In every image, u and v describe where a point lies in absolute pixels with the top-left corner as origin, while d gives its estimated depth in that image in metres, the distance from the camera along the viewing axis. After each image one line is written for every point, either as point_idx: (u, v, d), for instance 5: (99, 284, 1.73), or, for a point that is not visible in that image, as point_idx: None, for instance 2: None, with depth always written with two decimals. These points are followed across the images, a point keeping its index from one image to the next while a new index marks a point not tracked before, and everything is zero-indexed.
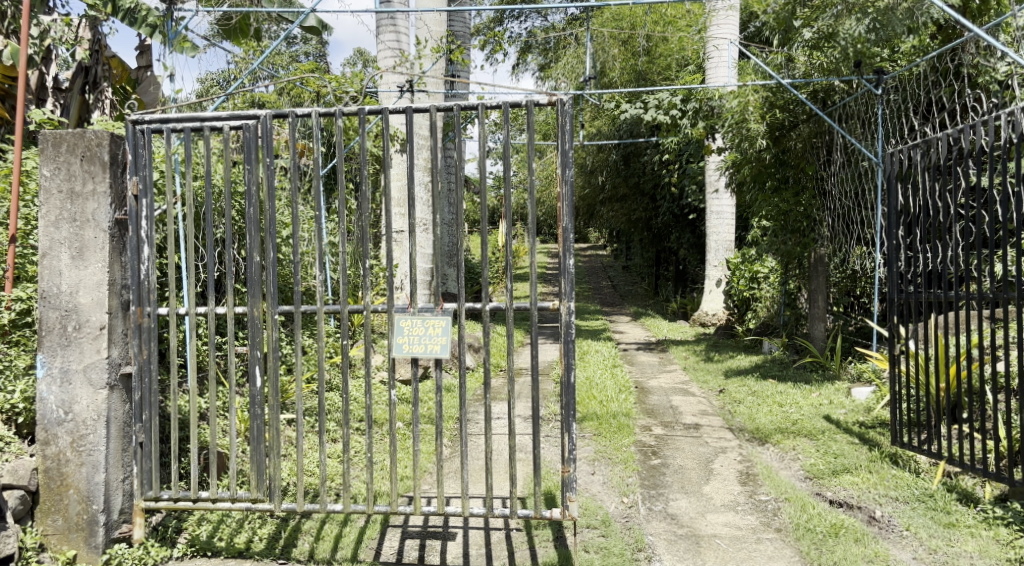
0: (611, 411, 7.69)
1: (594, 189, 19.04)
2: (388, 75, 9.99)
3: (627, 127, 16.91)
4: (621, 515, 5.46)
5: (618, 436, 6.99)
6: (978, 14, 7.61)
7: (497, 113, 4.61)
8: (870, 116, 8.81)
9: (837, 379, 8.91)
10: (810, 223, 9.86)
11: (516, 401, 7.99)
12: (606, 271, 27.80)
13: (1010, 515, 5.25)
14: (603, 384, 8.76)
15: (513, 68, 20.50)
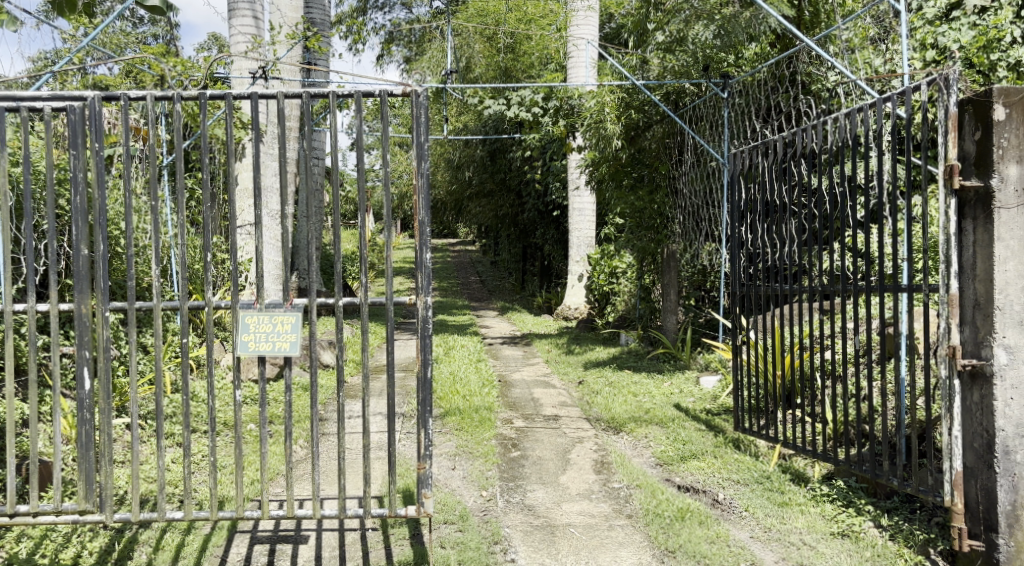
0: (473, 405, 7.80)
1: (461, 184, 19.14)
2: (240, 60, 9.84)
3: (493, 123, 17.06)
4: (478, 509, 5.57)
5: (479, 430, 7.09)
6: (810, 27, 8.15)
7: (353, 102, 4.26)
8: (717, 118, 9.14)
9: (687, 369, 9.30)
10: (663, 220, 10.32)
11: (370, 398, 8.02)
12: (474, 266, 28.00)
13: (834, 492, 5.67)
14: (467, 379, 8.85)
15: (378, 59, 20.40)
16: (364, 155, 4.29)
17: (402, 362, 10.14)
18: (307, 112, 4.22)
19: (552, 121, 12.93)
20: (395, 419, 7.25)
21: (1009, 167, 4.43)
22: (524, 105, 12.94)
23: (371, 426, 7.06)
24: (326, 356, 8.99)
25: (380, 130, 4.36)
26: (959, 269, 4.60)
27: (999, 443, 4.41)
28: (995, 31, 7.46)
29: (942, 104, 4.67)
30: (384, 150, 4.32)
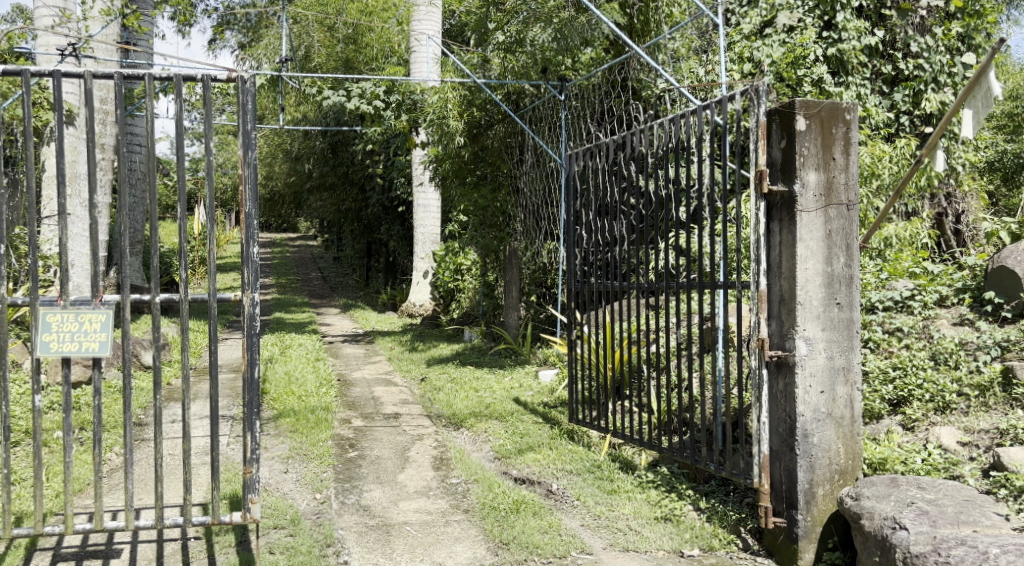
0: (309, 406, 7.67)
1: (301, 176, 18.73)
2: (47, 35, 9.30)
3: (334, 114, 16.75)
4: (311, 512, 5.51)
5: (314, 431, 6.98)
6: (643, 34, 8.44)
7: (172, 86, 4.06)
8: (555, 120, 9.29)
9: (527, 363, 9.45)
10: (505, 218, 10.50)
11: (195, 401, 7.74)
12: (317, 262, 27.47)
13: (659, 479, 5.92)
14: (303, 379, 8.69)
15: (210, 44, 19.62)
16: (184, 143, 4.10)
17: (235, 362, 9.84)
18: (118, 92, 4.00)
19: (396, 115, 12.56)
20: (222, 423, 7.04)
21: (809, 173, 4.77)
22: (364, 97, 12.73)
23: (195, 430, 6.83)
24: (148, 357, 8.61)
25: (202, 117, 4.15)
26: (767, 267, 4.93)
27: (800, 428, 4.74)
28: (802, 48, 8.18)
29: (752, 113, 5.00)
30: (207, 139, 4.13)
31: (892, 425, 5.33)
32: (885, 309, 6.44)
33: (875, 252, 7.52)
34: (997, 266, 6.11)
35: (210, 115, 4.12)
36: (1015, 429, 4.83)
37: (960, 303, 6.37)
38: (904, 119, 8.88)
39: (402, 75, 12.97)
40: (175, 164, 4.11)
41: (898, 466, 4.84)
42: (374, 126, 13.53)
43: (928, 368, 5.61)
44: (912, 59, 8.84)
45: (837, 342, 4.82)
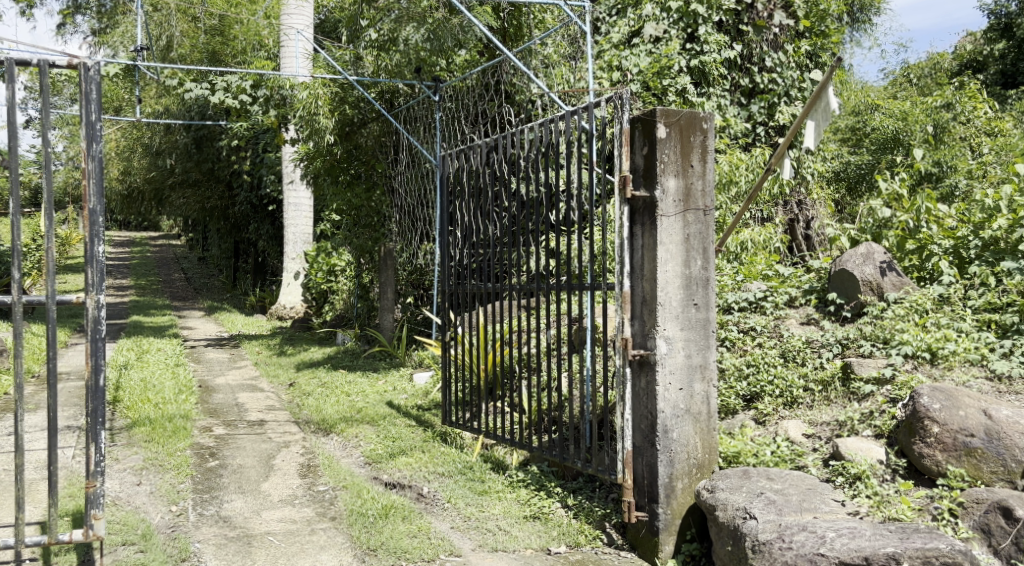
0: (166, 414, 7.39)
1: (162, 172, 17.98)
2: None
3: (198, 107, 16.18)
4: (165, 525, 5.34)
5: (171, 440, 6.75)
6: (517, 39, 8.47)
7: (4, 72, 3.87)
8: (430, 120, 9.21)
9: (402, 366, 9.31)
10: (380, 218, 10.28)
11: (37, 412, 7.33)
12: (179, 262, 26.50)
13: (528, 477, 5.97)
14: (160, 385, 8.37)
15: (60, 28, 18.58)
16: (19, 135, 3.92)
17: (84, 369, 9.37)
18: None
19: (265, 110, 12.31)
20: (67, 434, 6.71)
21: (669, 180, 4.96)
22: (230, 92, 12.27)
23: (36, 443, 6.47)
24: None
25: (40, 105, 3.97)
26: (630, 269, 5.11)
27: (660, 423, 4.92)
28: (667, 59, 8.53)
29: (616, 121, 5.15)
30: (45, 129, 3.96)
31: (745, 420, 5.59)
32: (740, 309, 6.76)
33: (731, 256, 7.87)
34: (839, 269, 6.48)
35: (48, 103, 3.95)
36: (851, 421, 5.16)
37: (807, 304, 6.75)
38: (761, 129, 9.34)
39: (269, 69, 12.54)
40: (9, 156, 3.93)
41: (750, 459, 5.08)
42: (239, 120, 13.01)
43: (778, 365, 5.92)
44: (766, 74, 9.33)
45: (694, 341, 5.02)
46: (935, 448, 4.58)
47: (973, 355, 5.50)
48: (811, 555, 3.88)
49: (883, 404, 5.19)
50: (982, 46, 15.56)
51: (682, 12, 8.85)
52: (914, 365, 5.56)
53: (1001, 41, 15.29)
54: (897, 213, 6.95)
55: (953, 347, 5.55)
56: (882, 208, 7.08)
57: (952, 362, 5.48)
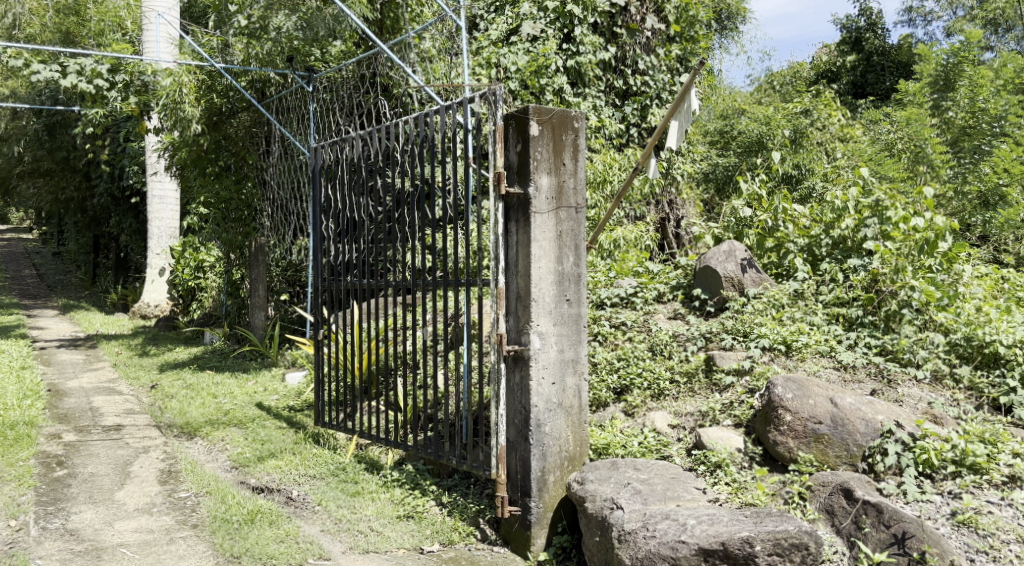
0: (9, 421, 6.96)
1: (11, 160, 16.94)
2: None
3: (51, 92, 15.30)
4: (3, 542, 5.04)
5: (13, 449, 6.36)
6: (395, 31, 8.36)
7: None
8: (303, 111, 8.82)
9: (274, 366, 9.08)
10: (251, 212, 9.93)
11: None
12: (31, 257, 25.04)
13: (403, 477, 5.81)
14: (3, 391, 7.87)
15: None
16: None
17: None
18: None
19: (123, 96, 11.70)
20: None
21: (542, 177, 5.02)
22: (83, 75, 11.43)
23: None
24: None
25: None
26: (506, 266, 5.12)
27: (533, 418, 4.97)
28: (543, 59, 8.61)
29: (490, 117, 5.17)
30: None
31: (615, 413, 5.73)
32: (613, 305, 6.90)
33: (605, 252, 8.04)
34: (704, 266, 6.74)
35: None
36: (714, 410, 5.35)
37: (674, 300, 6.97)
38: (633, 131, 9.60)
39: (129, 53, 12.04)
40: None
41: (619, 450, 5.22)
42: (96, 105, 12.45)
43: (647, 358, 6.08)
44: (639, 76, 9.60)
45: (566, 336, 5.10)
46: (787, 435, 4.81)
47: (823, 346, 5.82)
48: (673, 543, 4.01)
49: (742, 394, 5.43)
50: (836, 58, 16.40)
51: (559, 12, 8.96)
52: (770, 357, 5.83)
53: (851, 53, 16.14)
54: (756, 213, 7.19)
55: (806, 340, 5.85)
56: (744, 208, 7.27)
57: (804, 353, 5.78)
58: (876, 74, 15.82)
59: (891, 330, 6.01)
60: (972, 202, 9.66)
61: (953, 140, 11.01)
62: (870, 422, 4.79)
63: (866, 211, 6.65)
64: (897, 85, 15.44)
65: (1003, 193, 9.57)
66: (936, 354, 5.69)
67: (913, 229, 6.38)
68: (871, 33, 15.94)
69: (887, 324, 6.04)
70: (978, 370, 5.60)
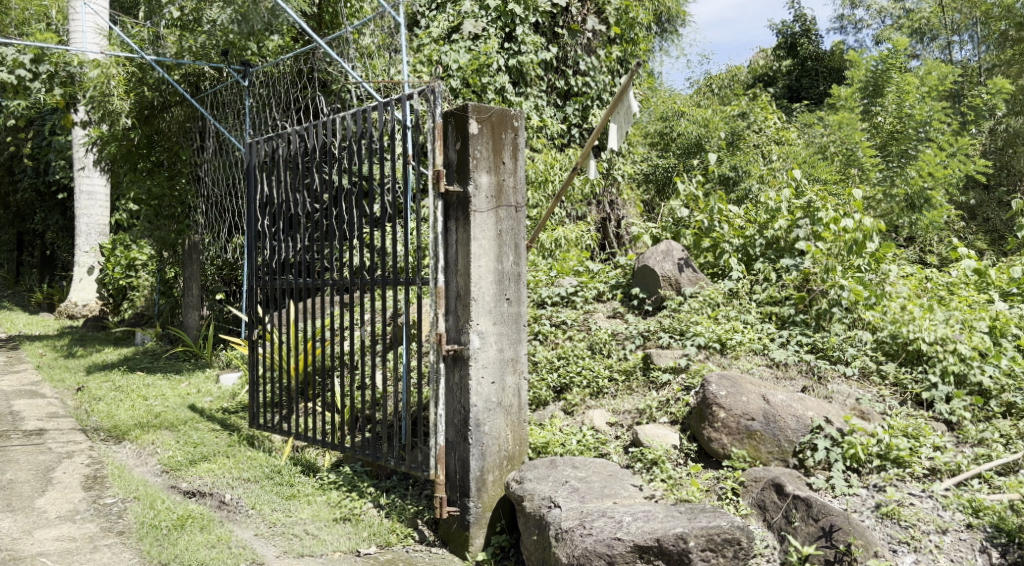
0: None
1: None
2: None
3: None
4: None
5: None
6: (334, 27, 8.27)
7: None
8: (239, 107, 8.66)
9: (209, 367, 8.90)
10: (184, 209, 9.49)
11: None
12: None
13: (340, 479, 5.72)
14: None
15: None
16: None
17: None
18: None
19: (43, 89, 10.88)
20: None
21: (481, 176, 4.99)
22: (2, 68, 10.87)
23: None
24: None
25: None
26: (445, 265, 5.08)
27: (472, 418, 4.94)
28: (485, 57, 8.58)
29: (428, 114, 5.11)
30: None
31: (555, 411, 5.73)
32: (553, 304, 6.90)
33: (546, 252, 8.05)
34: (642, 265, 6.80)
35: None
36: (651, 408, 5.40)
37: (614, 299, 7.02)
38: (575, 131, 9.65)
39: (56, 44, 11.70)
40: None
41: (558, 449, 5.23)
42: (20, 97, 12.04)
43: (586, 357, 6.10)
44: (580, 77, 9.67)
45: (506, 335, 5.09)
46: (721, 431, 4.87)
47: (756, 344, 5.90)
48: (609, 540, 4.03)
49: (678, 391, 5.49)
50: (772, 62, 16.70)
51: (500, 11, 8.96)
52: (706, 355, 5.90)
53: (787, 59, 16.44)
54: (693, 214, 7.27)
55: (740, 338, 5.94)
56: (681, 209, 7.38)
57: (738, 351, 5.87)
58: (810, 79, 16.17)
59: (822, 328, 6.13)
60: (899, 205, 9.96)
61: (882, 145, 11.29)
62: (801, 418, 4.88)
63: (799, 212, 6.77)
64: (829, 90, 15.82)
65: (928, 195, 10.05)
66: (864, 352, 5.85)
67: (843, 230, 6.42)
68: (805, 39, 16.28)
69: (817, 323, 6.16)
70: (902, 368, 5.71)
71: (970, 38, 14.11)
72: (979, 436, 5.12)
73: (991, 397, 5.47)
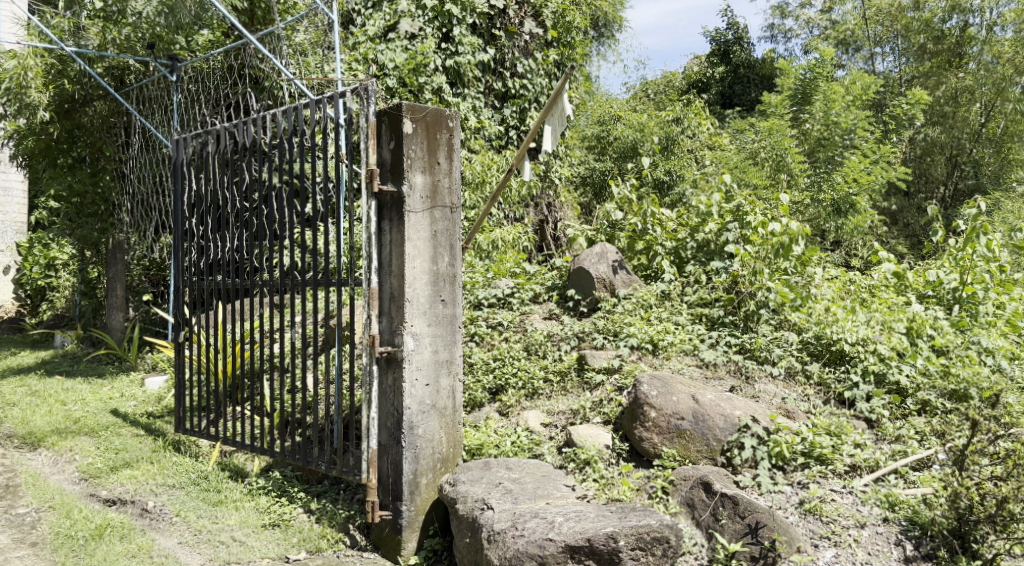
0: None
1: None
2: None
3: None
4: None
5: None
6: (265, 23, 8.15)
7: None
8: (167, 102, 8.45)
9: (133, 371, 8.64)
10: (108, 207, 9.24)
11: None
12: None
13: (270, 484, 5.60)
14: None
15: None
16: None
17: None
18: None
19: None
20: None
21: (415, 176, 4.94)
22: None
23: None
24: None
25: None
26: (379, 265, 4.99)
27: (406, 420, 4.88)
28: (422, 57, 8.52)
29: (361, 112, 5.03)
30: None
31: (490, 413, 5.71)
32: (489, 305, 6.87)
33: (483, 253, 7.98)
34: (577, 267, 6.82)
35: None
36: (584, 409, 5.41)
37: (549, 300, 7.02)
38: (513, 133, 9.67)
39: None
40: None
41: (491, 450, 5.20)
42: None
43: (522, 359, 6.09)
44: (517, 79, 9.67)
45: (440, 337, 5.04)
46: (652, 431, 4.91)
47: (687, 345, 5.97)
48: (541, 541, 4.01)
49: (611, 392, 5.52)
50: (706, 69, 16.88)
51: (437, 11, 8.91)
52: (638, 355, 5.93)
53: (720, 65, 16.67)
54: (627, 216, 7.30)
55: (671, 339, 5.98)
56: (616, 211, 7.38)
57: (670, 352, 5.92)
58: (742, 86, 16.50)
59: (750, 329, 6.22)
60: (826, 209, 10.36)
61: (810, 151, 11.44)
62: (729, 418, 4.94)
63: (729, 216, 6.85)
64: (761, 97, 16.14)
65: (853, 200, 10.33)
66: (789, 352, 5.91)
67: (770, 234, 6.53)
68: (738, 47, 16.55)
69: (746, 324, 6.25)
70: (826, 368, 5.82)
71: (893, 50, 13.94)
72: (897, 433, 5.26)
73: (908, 396, 5.61)
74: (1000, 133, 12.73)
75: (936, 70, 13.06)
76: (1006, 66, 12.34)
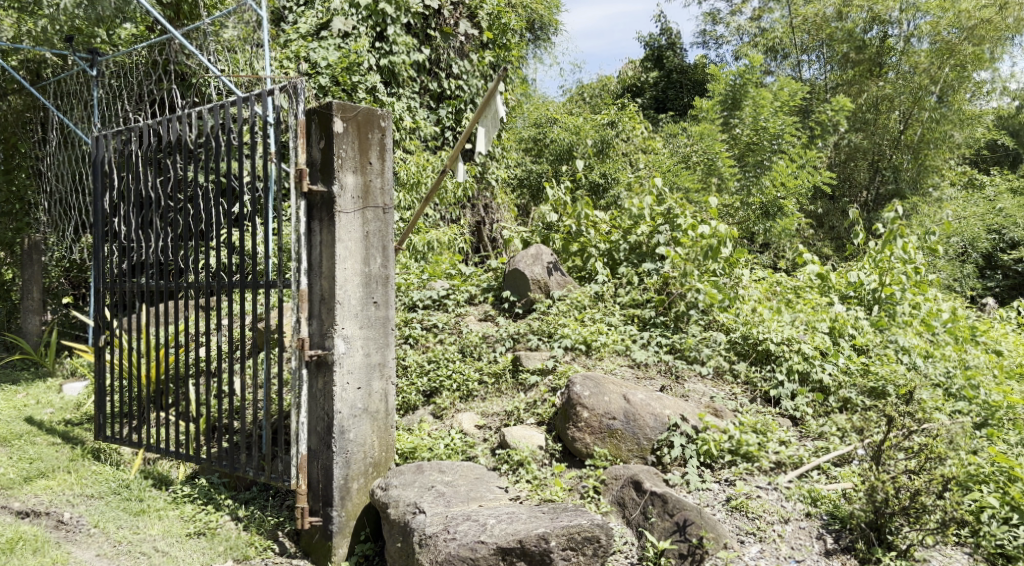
0: None
1: None
2: None
3: None
4: None
5: None
6: (192, 17, 7.98)
7: None
8: (86, 97, 8.17)
9: (51, 376, 8.34)
10: (24, 207, 8.99)
11: None
12: None
13: (195, 492, 5.49)
14: None
15: None
16: None
17: None
18: None
19: None
20: None
21: (346, 177, 4.88)
22: None
23: None
24: None
25: None
26: (308, 267, 4.92)
27: (336, 425, 4.83)
28: (355, 56, 8.43)
29: (290, 111, 4.96)
30: None
31: (424, 416, 5.67)
32: (424, 307, 6.84)
33: (418, 254, 7.94)
34: (512, 269, 6.83)
35: None
36: (518, 410, 5.42)
37: (485, 302, 7.00)
38: (449, 133, 9.63)
39: None
40: None
41: (425, 454, 5.17)
42: None
43: (456, 360, 6.07)
44: (453, 80, 9.64)
45: (373, 339, 5.00)
46: (584, 431, 4.93)
47: (619, 345, 6.02)
48: (472, 544, 4.02)
49: (545, 392, 5.54)
50: (640, 74, 17.06)
51: (371, 10, 8.76)
52: (572, 356, 5.96)
53: (654, 70, 16.87)
54: (562, 219, 7.34)
55: (604, 339, 6.03)
56: (550, 213, 7.41)
57: (603, 352, 5.96)
58: (675, 90, 16.67)
59: (680, 329, 6.31)
60: (755, 213, 10.79)
61: (739, 155, 11.68)
62: (658, 417, 5.00)
63: (660, 219, 6.98)
64: (693, 102, 16.38)
65: (781, 204, 10.75)
66: (718, 352, 6.02)
67: (699, 236, 6.67)
68: (671, 52, 16.80)
69: (676, 324, 6.33)
70: (752, 367, 5.93)
71: (818, 58, 14.23)
72: (819, 430, 5.38)
73: (830, 394, 5.75)
74: (917, 140, 13.09)
75: (859, 79, 13.44)
76: (922, 76, 12.73)
